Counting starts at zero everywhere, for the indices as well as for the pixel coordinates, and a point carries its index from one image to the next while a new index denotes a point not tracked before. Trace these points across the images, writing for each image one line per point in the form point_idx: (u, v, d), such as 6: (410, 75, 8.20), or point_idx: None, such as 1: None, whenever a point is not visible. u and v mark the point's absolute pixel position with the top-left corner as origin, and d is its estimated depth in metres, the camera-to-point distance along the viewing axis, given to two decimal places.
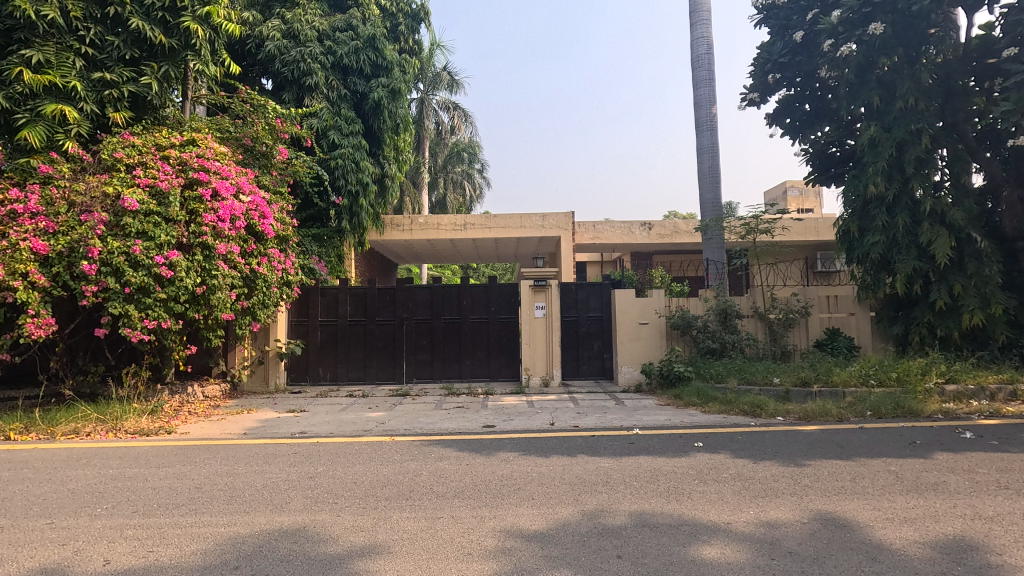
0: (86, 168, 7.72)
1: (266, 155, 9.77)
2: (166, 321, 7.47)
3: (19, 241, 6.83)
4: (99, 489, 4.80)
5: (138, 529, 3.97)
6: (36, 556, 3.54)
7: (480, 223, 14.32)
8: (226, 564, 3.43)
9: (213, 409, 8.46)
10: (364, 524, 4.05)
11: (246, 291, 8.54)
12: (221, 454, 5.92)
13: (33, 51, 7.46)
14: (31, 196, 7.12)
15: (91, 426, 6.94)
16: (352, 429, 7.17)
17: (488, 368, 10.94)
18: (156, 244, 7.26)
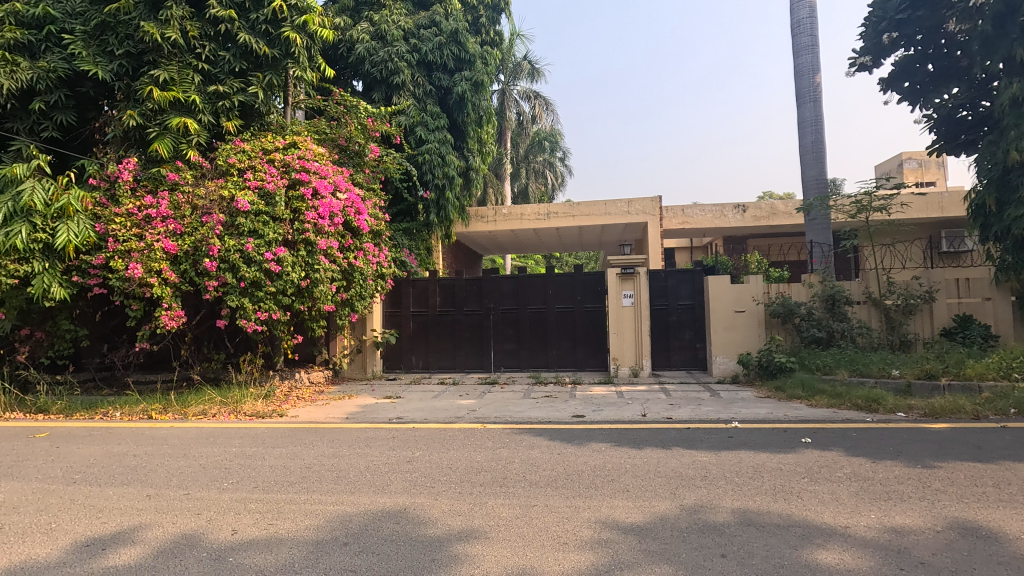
0: (205, 174, 8.47)
1: (358, 154, 10.27)
2: (276, 313, 8.10)
3: (154, 243, 7.67)
4: (225, 465, 5.29)
5: (259, 503, 4.33)
6: (176, 523, 3.96)
7: (564, 212, 14.17)
8: (336, 540, 3.66)
9: (318, 395, 9.08)
10: (461, 509, 4.15)
11: (345, 284, 9.07)
12: (327, 436, 6.34)
13: (160, 70, 8.24)
14: (162, 202, 7.92)
15: (216, 407, 7.69)
16: (444, 416, 7.38)
17: (575, 357, 10.87)
18: (266, 242, 7.85)
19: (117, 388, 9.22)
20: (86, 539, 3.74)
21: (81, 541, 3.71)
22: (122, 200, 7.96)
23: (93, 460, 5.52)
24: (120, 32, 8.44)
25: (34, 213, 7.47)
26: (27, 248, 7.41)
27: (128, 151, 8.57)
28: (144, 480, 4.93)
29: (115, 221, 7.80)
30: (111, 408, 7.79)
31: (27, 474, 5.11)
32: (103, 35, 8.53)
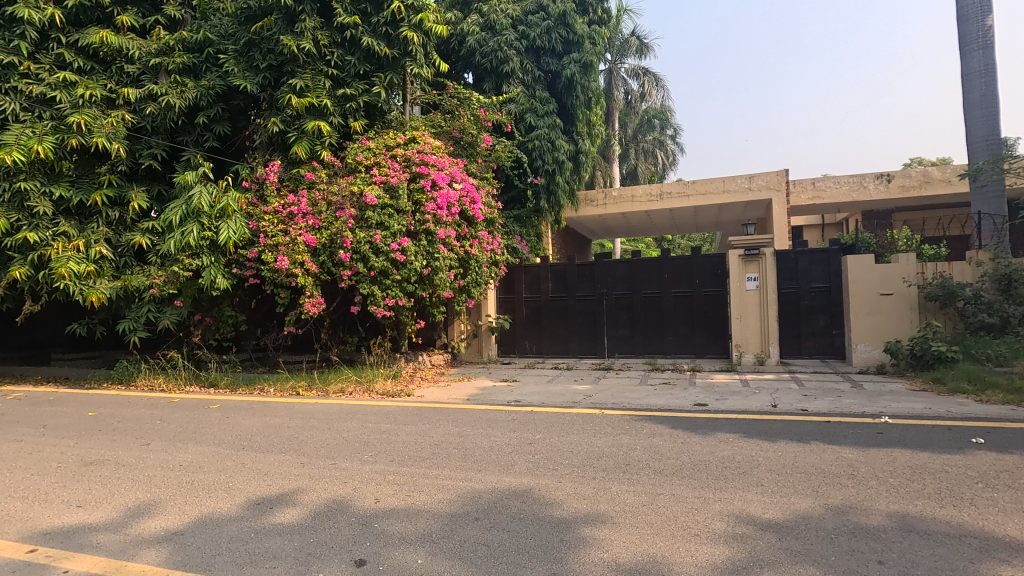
0: (337, 172, 9.19)
1: (472, 145, 10.64)
2: (401, 299, 8.64)
3: (297, 237, 8.47)
4: (364, 439, 5.77)
5: (396, 476, 4.67)
6: (328, 489, 4.40)
7: (678, 191, 13.54)
8: (468, 515, 3.85)
9: (439, 376, 9.60)
10: (585, 492, 4.17)
11: (462, 271, 9.49)
12: (452, 416, 6.68)
13: (297, 80, 9.01)
14: (301, 200, 8.69)
15: (352, 386, 8.42)
16: (561, 401, 7.44)
17: (693, 344, 10.42)
18: (392, 233, 8.40)
19: (269, 367, 10.39)
20: (257, 498, 4.27)
21: (253, 499, 4.25)
22: (270, 199, 8.87)
23: (256, 430, 6.29)
24: (263, 47, 9.31)
25: (202, 214, 8.58)
26: (198, 245, 8.53)
27: (272, 155, 9.52)
28: (298, 450, 5.52)
29: (265, 219, 8.73)
30: (267, 385, 8.82)
31: (206, 440, 5.94)
32: (250, 52, 9.47)
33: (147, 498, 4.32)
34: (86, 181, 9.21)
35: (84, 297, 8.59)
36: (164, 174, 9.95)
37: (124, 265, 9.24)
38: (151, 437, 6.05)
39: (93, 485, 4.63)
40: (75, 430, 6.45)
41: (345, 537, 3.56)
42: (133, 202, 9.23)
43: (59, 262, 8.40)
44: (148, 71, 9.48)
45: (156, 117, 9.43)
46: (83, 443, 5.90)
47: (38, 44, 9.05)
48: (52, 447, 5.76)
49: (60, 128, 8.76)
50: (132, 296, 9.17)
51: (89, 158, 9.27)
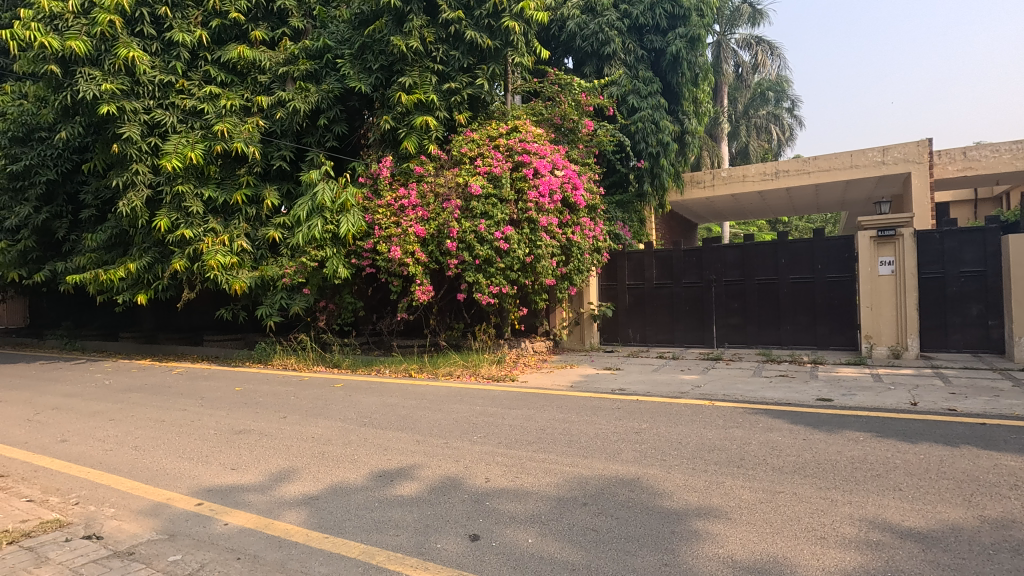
0: (444, 165, 9.56)
1: (573, 131, 10.61)
2: (505, 287, 8.85)
3: (408, 228, 8.94)
4: (472, 421, 6.01)
5: (504, 457, 4.82)
6: (442, 466, 4.65)
7: (796, 169, 12.48)
8: (576, 499, 3.89)
9: (542, 362, 9.73)
10: (696, 485, 4.04)
11: (564, 259, 9.53)
12: (556, 402, 6.75)
13: (406, 77, 9.43)
14: (411, 192, 9.15)
15: (459, 369, 8.80)
16: (668, 391, 7.23)
17: (814, 334, 9.64)
18: (495, 223, 8.62)
19: (384, 350, 11.11)
20: (379, 470, 4.63)
21: (376, 471, 4.61)
22: (384, 193, 9.43)
23: (375, 408, 6.78)
24: (375, 49, 9.86)
25: (325, 210, 9.35)
26: (322, 238, 9.31)
27: (384, 152, 10.08)
28: (413, 428, 5.88)
29: (379, 212, 9.32)
30: (383, 367, 9.48)
31: (333, 415, 6.51)
32: (364, 55, 10.06)
33: (286, 465, 4.84)
34: (229, 182, 10.34)
35: (229, 285, 9.73)
36: (291, 173, 10.92)
37: (260, 257, 10.30)
38: (288, 411, 6.75)
39: (242, 451, 5.27)
40: (226, 402, 7.36)
41: (459, 512, 3.75)
42: (267, 200, 10.24)
43: (210, 255, 9.58)
44: (277, 80, 10.44)
45: (284, 121, 10.36)
46: (232, 414, 6.72)
47: (189, 63, 10.24)
48: (209, 417, 6.62)
49: (207, 137, 9.92)
50: (267, 284, 10.21)
51: (231, 161, 10.40)
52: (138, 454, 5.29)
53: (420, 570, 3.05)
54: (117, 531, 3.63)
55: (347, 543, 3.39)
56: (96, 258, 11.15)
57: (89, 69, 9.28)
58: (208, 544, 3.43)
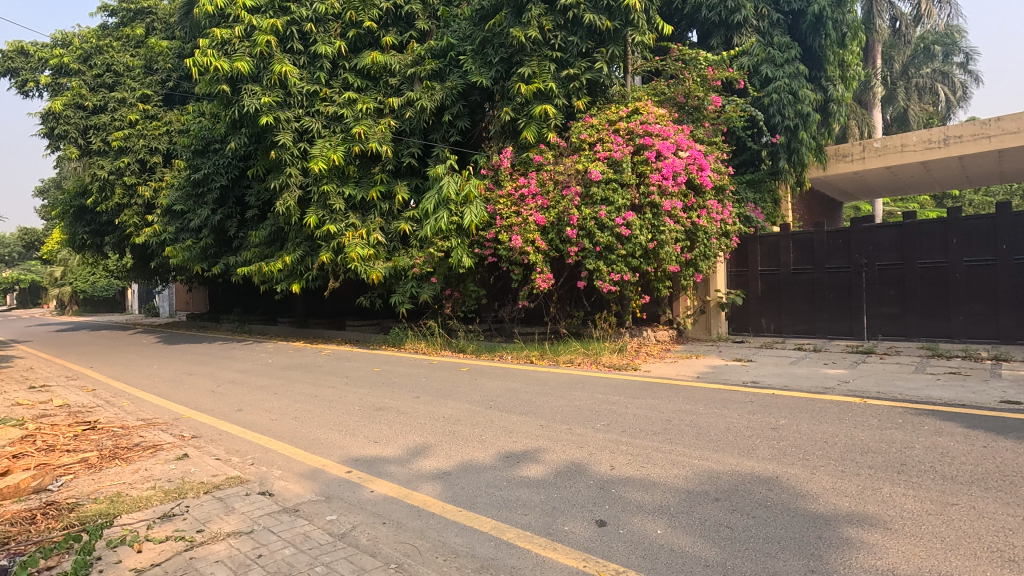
0: (563, 152, 9.54)
1: (698, 109, 10.08)
2: (627, 274, 8.66)
3: (528, 217, 9.08)
4: (595, 408, 6.00)
5: (629, 446, 4.75)
6: (566, 451, 4.70)
7: (972, 134, 10.68)
8: (707, 494, 3.72)
9: (665, 352, 9.40)
10: (846, 489, 3.68)
11: (689, 244, 9.12)
12: (682, 393, 6.50)
13: (525, 68, 9.51)
14: (531, 181, 9.26)
15: (580, 357, 8.80)
16: (809, 385, 6.64)
17: (996, 326, 8.27)
18: (616, 209, 8.46)
19: (506, 337, 11.39)
20: (506, 451, 4.80)
21: (503, 452, 4.78)
22: (504, 184, 9.65)
23: (499, 392, 7.03)
24: (495, 43, 10.06)
25: (451, 202, 9.80)
26: (448, 229, 9.78)
27: (505, 143, 10.29)
28: (537, 412, 6.01)
29: (501, 202, 9.54)
30: (506, 353, 9.78)
31: (461, 397, 6.86)
32: (485, 49, 10.31)
33: (422, 441, 5.21)
34: (366, 180, 11.24)
35: (367, 275, 10.61)
36: (420, 169, 11.59)
37: (393, 248, 11.08)
38: (420, 392, 7.23)
39: (383, 426, 5.75)
40: (367, 382, 8.07)
41: (586, 498, 3.77)
42: (399, 195, 10.99)
43: (351, 248, 10.50)
44: (406, 81, 11.07)
45: (412, 120, 10.97)
46: (373, 392, 7.35)
47: (331, 72, 11.24)
48: (353, 394, 7.31)
49: (347, 139, 10.85)
50: (400, 274, 10.96)
51: (367, 161, 11.28)
52: (297, 424, 6.00)
53: (550, 549, 3.12)
54: (284, 490, 4.15)
55: (479, 518, 3.56)
56: (259, 252, 12.73)
57: (251, 86, 10.54)
58: (358, 507, 3.80)
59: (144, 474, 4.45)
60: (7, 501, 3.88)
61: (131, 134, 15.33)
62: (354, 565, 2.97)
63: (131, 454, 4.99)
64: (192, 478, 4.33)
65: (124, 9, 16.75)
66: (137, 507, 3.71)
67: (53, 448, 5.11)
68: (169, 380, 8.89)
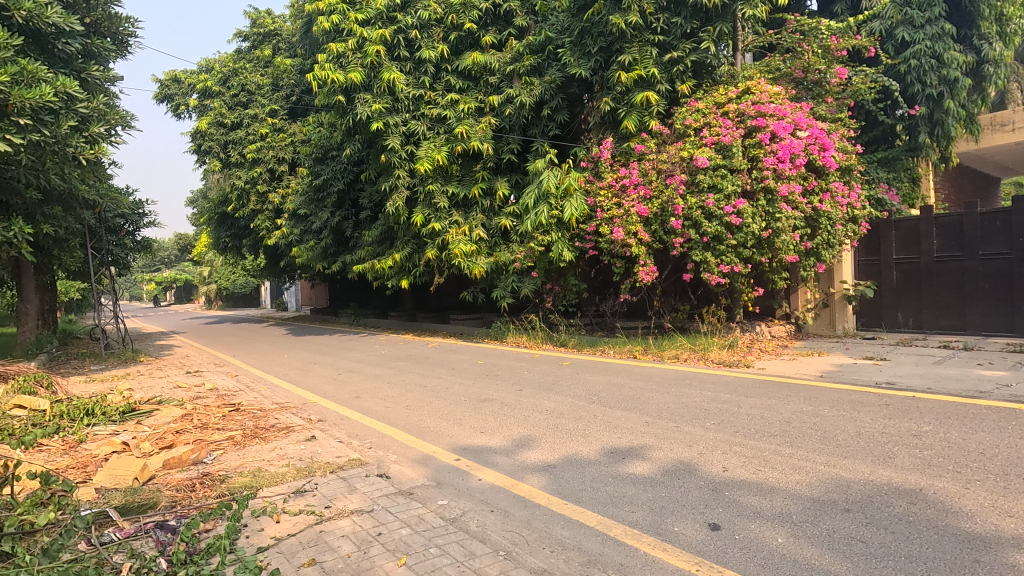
0: (666, 140, 9.19)
1: (818, 84, 9.25)
2: (738, 265, 8.15)
3: (630, 208, 8.86)
4: (705, 407, 5.72)
5: (744, 447, 4.48)
6: (674, 450, 4.54)
7: None
8: (835, 503, 3.41)
9: (782, 348, 8.73)
10: (1009, 508, 3.20)
11: (809, 232, 8.42)
12: (803, 393, 6.01)
13: (625, 55, 9.23)
14: (633, 171, 9.02)
15: (687, 353, 8.44)
16: (958, 388, 5.85)
17: None
18: (725, 196, 7.99)
19: (608, 331, 11.19)
20: (610, 447, 4.73)
21: (607, 448, 4.72)
22: (605, 175, 9.48)
23: (601, 386, 6.94)
24: (594, 32, 9.86)
25: (551, 196, 9.82)
26: (548, 223, 9.81)
27: (605, 134, 10.07)
28: (641, 409, 5.85)
29: (601, 194, 9.39)
30: (608, 347, 9.64)
31: (563, 391, 6.88)
32: (584, 40, 10.15)
33: (527, 433, 5.28)
34: (468, 179, 11.59)
35: (470, 270, 10.94)
36: (520, 164, 11.74)
37: (494, 244, 11.32)
38: (523, 384, 7.34)
39: (489, 417, 5.91)
40: (472, 373, 8.33)
41: (697, 499, 3.61)
42: (499, 191, 11.19)
43: (455, 244, 10.87)
44: (505, 78, 11.22)
45: (512, 117, 11.10)
46: (478, 384, 7.58)
47: (434, 76, 11.70)
48: (459, 385, 7.59)
49: (450, 139, 11.24)
50: (501, 269, 11.16)
51: (469, 160, 11.62)
52: (409, 412, 6.34)
53: (659, 549, 3.03)
54: (400, 473, 4.40)
55: (585, 512, 3.55)
56: (372, 250, 13.59)
57: (364, 94, 11.24)
58: (467, 494, 3.94)
59: (280, 452, 4.94)
60: (174, 470, 4.48)
61: (262, 146, 17.04)
62: (465, 549, 3.08)
63: (268, 433, 5.56)
64: (319, 458, 4.73)
65: (255, 33, 18.59)
66: (276, 481, 4.12)
67: (206, 426, 5.82)
68: (297, 368, 9.78)
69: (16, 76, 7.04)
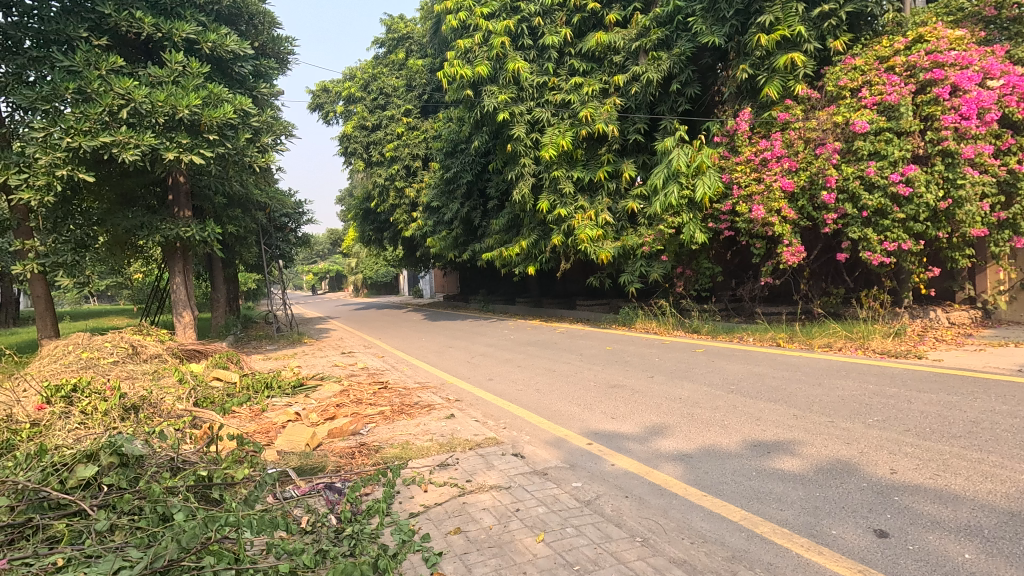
0: (815, 105, 8.29)
1: (1016, 22, 7.73)
2: (907, 242, 7.13)
3: (772, 183, 8.14)
4: (865, 401, 5.13)
5: (916, 449, 3.95)
6: (829, 447, 4.13)
7: None
8: None
9: (964, 337, 7.51)
10: None
11: (1002, 200, 7.16)
12: (994, 390, 5.12)
13: (766, 15, 8.43)
14: (775, 143, 8.28)
15: (841, 341, 7.60)
16: None
17: None
18: (891, 162, 7.03)
19: (746, 317, 10.46)
20: (754, 440, 4.43)
21: (750, 440, 4.43)
22: (742, 149, 8.81)
23: (741, 376, 6.52)
24: None
25: (681, 175, 9.37)
26: (678, 204, 9.37)
27: (742, 104, 9.32)
28: (788, 400, 5.41)
29: (738, 169, 8.76)
30: (747, 334, 9.00)
31: (698, 379, 6.57)
32: (716, 4, 9.38)
33: (660, 421, 5.14)
34: (593, 163, 11.45)
35: (597, 256, 10.81)
36: (647, 144, 11.34)
37: (621, 228, 11.09)
38: (655, 372, 7.13)
39: (620, 403, 5.85)
40: (600, 359, 8.29)
41: (858, 501, 3.27)
42: (626, 173, 10.91)
43: (581, 229, 10.82)
44: (631, 56, 10.82)
45: (638, 95, 10.71)
46: (607, 370, 7.51)
47: (558, 61, 11.67)
48: (589, 371, 7.58)
49: (575, 124, 11.16)
50: (629, 253, 10.90)
51: (593, 143, 11.46)
52: (540, 395, 6.49)
53: (814, 552, 2.79)
54: (534, 453, 4.53)
55: (727, 506, 3.38)
56: (499, 239, 14.00)
57: (490, 86, 11.54)
58: (601, 478, 3.95)
59: (424, 427, 5.35)
60: (337, 438, 5.06)
61: (399, 144, 18.30)
62: (601, 532, 3.10)
63: (413, 410, 6.04)
64: (459, 435, 5.03)
65: (391, 38, 19.93)
66: (422, 454, 4.47)
67: (361, 401, 6.47)
68: (434, 351, 10.47)
69: (206, 99, 8.29)
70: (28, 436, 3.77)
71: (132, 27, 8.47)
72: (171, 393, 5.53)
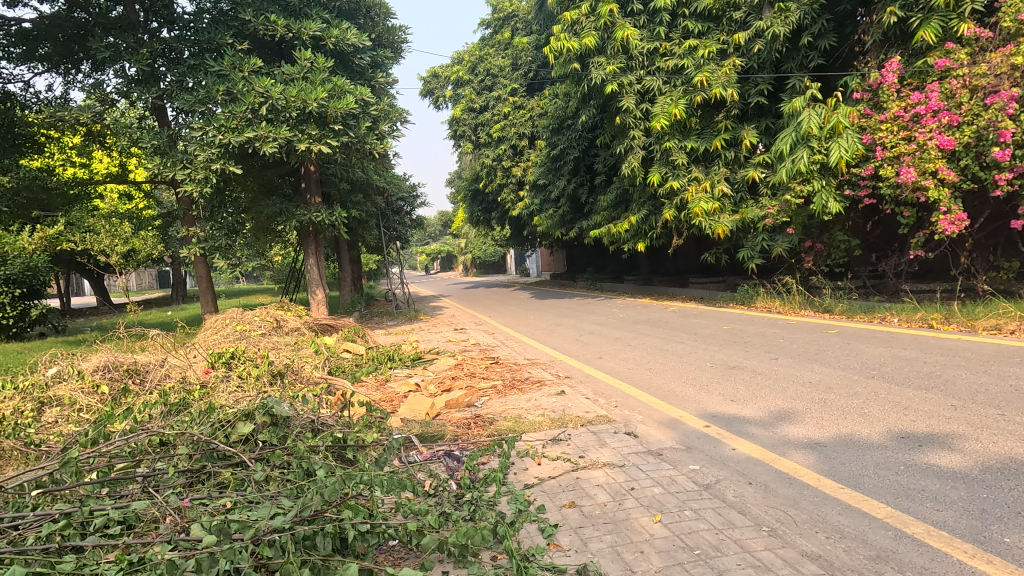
0: (986, 47, 7.06)
1: None
2: None
3: (926, 141, 7.14)
4: None
5: None
6: (998, 443, 3.59)
7: None
8: None
9: None
10: None
11: None
12: None
13: None
14: (932, 94, 7.18)
15: (1015, 323, 6.49)
16: None
17: None
18: None
19: (890, 295, 9.35)
20: (901, 431, 3.97)
21: (897, 432, 3.97)
22: (888, 105, 7.78)
23: (884, 360, 5.84)
24: None
25: (812, 138, 8.50)
26: (808, 171, 8.54)
27: (889, 53, 8.18)
28: (944, 389, 4.76)
29: (882, 128, 7.77)
30: (890, 314, 8.04)
31: (831, 362, 6.01)
32: None
33: (787, 406, 4.77)
34: (709, 131, 10.74)
35: (713, 230, 10.20)
36: (771, 107, 10.41)
37: (741, 199, 10.37)
38: (780, 354, 6.62)
39: (741, 385, 5.52)
40: (717, 339, 7.86)
41: None
42: (746, 140, 10.12)
43: (695, 203, 10.27)
44: (753, 11, 9.89)
45: (762, 53, 9.81)
46: (725, 351, 7.11)
47: (670, 24, 11.00)
48: (704, 351, 7.23)
49: (688, 90, 10.52)
50: (748, 226, 10.19)
51: (709, 110, 10.74)
52: (653, 375, 6.31)
53: (980, 560, 2.45)
54: (648, 434, 4.42)
55: (869, 501, 3.07)
56: (607, 215, 13.70)
57: (598, 57, 11.21)
58: (720, 463, 3.76)
59: (535, 402, 5.44)
60: (454, 409, 5.31)
61: (505, 125, 18.46)
62: (722, 518, 2.95)
63: (525, 385, 6.16)
64: (570, 411, 5.05)
65: (496, 18, 20.03)
66: (535, 428, 4.54)
67: (475, 374, 6.74)
68: (543, 328, 10.57)
69: (331, 92, 8.92)
70: (199, 396, 4.38)
71: (268, 30, 9.33)
72: (310, 362, 6.14)
